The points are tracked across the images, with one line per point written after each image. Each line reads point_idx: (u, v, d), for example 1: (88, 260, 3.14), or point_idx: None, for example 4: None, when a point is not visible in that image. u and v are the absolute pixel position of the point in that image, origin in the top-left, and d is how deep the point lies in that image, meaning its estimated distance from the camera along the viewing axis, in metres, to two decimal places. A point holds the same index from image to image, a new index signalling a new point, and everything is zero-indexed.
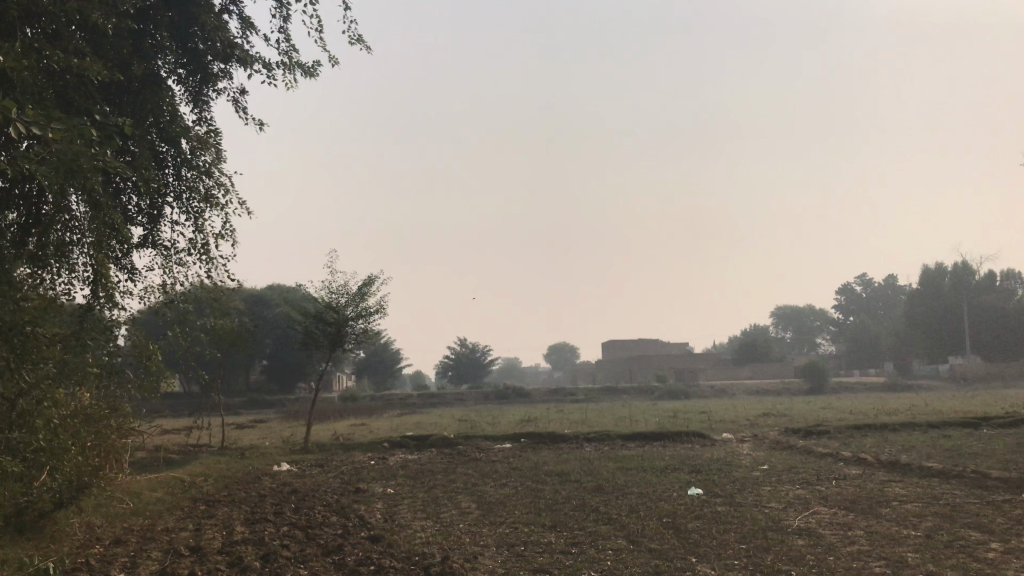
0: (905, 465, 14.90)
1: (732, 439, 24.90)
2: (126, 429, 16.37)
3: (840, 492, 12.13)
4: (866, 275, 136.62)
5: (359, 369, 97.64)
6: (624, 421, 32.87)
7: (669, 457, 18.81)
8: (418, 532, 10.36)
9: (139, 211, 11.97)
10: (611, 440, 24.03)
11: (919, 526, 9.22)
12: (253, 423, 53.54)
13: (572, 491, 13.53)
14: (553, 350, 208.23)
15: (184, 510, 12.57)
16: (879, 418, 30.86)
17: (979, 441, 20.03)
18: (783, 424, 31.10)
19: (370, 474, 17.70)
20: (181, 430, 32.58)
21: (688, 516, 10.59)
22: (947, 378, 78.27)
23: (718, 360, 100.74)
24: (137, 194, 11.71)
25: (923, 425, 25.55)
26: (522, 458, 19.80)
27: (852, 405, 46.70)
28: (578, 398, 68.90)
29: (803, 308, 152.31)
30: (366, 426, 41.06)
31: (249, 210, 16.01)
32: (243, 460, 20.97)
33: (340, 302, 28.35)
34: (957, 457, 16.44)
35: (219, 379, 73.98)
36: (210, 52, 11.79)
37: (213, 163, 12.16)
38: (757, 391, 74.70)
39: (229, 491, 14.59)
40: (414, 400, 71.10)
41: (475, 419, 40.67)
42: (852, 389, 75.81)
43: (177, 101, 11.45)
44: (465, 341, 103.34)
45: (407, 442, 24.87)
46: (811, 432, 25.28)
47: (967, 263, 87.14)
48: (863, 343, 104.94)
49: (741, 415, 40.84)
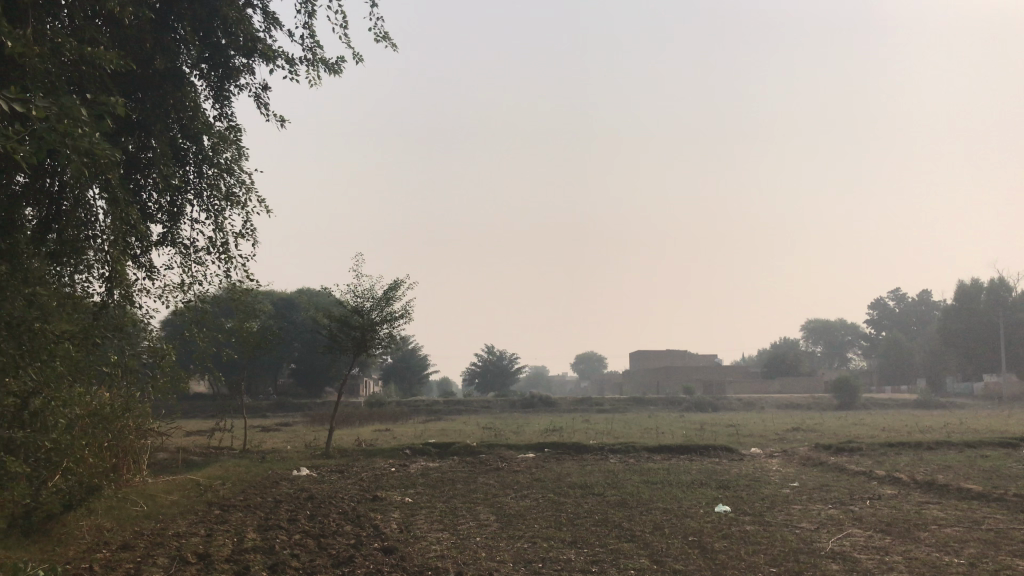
0: (942, 487, 14.34)
1: (761, 453, 24.36)
2: (145, 430, 16.24)
3: (875, 514, 11.62)
4: (899, 289, 134.62)
5: (386, 375, 97.73)
6: (650, 433, 32.39)
7: (696, 471, 18.36)
8: (432, 545, 10.03)
9: (160, 208, 11.80)
10: (636, 453, 23.59)
11: (961, 553, 8.72)
12: (278, 426, 53.64)
13: (595, 505, 13.14)
14: (580, 359, 207.35)
15: (199, 516, 12.34)
16: (913, 436, 30.12)
17: (1018, 463, 19.34)
18: (813, 440, 30.47)
19: (389, 481, 17.41)
20: (205, 431, 32.59)
21: (715, 535, 10.16)
22: (982, 396, 76.67)
23: (747, 373, 99.57)
24: (158, 191, 11.54)
25: (959, 444, 24.81)
26: (545, 468, 19.44)
27: (884, 422, 45.74)
28: (604, 408, 68.34)
29: (834, 321, 150.27)
30: (391, 431, 40.94)
31: (271, 209, 15.88)
32: (264, 464, 20.80)
33: (365, 306, 28.17)
34: (996, 479, 15.81)
35: (247, 382, 74.36)
36: (233, 47, 11.67)
37: (234, 160, 11.98)
38: (786, 405, 73.65)
39: (244, 496, 14.38)
40: (440, 407, 70.95)
41: (500, 427, 40.40)
42: (883, 405, 74.46)
43: (199, 96, 11.29)
44: (492, 349, 103.07)
45: (429, 449, 24.58)
46: (842, 448, 24.67)
47: (1004, 279, 85.48)
48: (895, 359, 103.17)
49: (770, 429, 40.15)
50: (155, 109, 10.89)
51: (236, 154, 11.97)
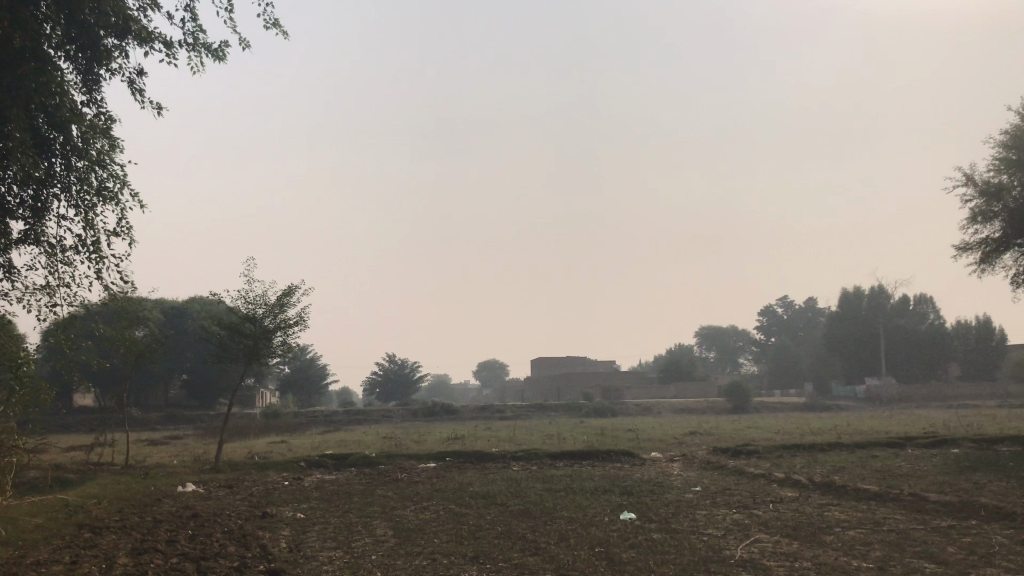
0: (840, 488, 14.45)
1: (661, 458, 24.44)
2: (6, 448, 14.90)
3: (780, 518, 11.54)
4: (788, 296, 139.70)
5: (283, 385, 95.06)
6: (552, 439, 32.20)
7: (599, 477, 18.14)
8: (324, 565, 9.35)
9: (20, 203, 10.69)
10: (538, 460, 23.28)
11: (869, 556, 8.62)
12: (166, 439, 51.22)
13: (498, 516, 12.66)
14: (482, 366, 207.20)
15: (66, 541, 11.25)
16: (805, 438, 30.86)
17: (907, 462, 19.89)
18: (710, 444, 30.85)
19: (282, 497, 16.51)
20: (83, 446, 30.64)
21: (622, 545, 9.83)
22: (864, 398, 80.07)
23: (645, 379, 101.23)
24: (18, 184, 10.46)
25: (850, 446, 25.47)
26: (446, 478, 18.87)
27: (776, 425, 47.02)
28: (505, 415, 68.12)
29: (727, 328, 154.72)
30: (286, 443, 39.54)
31: (146, 204, 14.91)
32: (146, 480, 19.52)
33: (257, 313, 27.00)
34: (890, 478, 16.09)
35: (133, 394, 70.92)
36: (103, 26, 10.80)
37: (107, 152, 10.99)
38: (683, 410, 75.11)
39: (120, 516, 13.30)
40: (338, 417, 69.31)
41: (400, 437, 39.51)
42: (774, 409, 76.86)
43: (66, 80, 10.31)
44: (393, 357, 101.65)
45: (325, 461, 23.65)
46: (739, 451, 25.00)
47: (884, 287, 89.69)
48: (785, 364, 106.82)
49: (668, 433, 40.63)
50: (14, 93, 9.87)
51: (108, 145, 11.01)
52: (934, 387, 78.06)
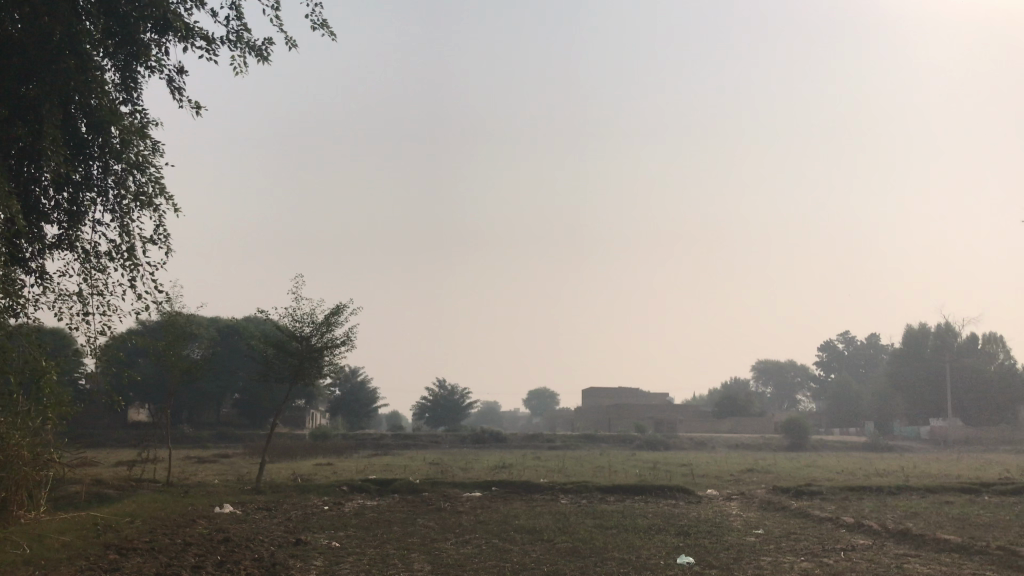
0: (918, 536, 13.26)
1: (718, 496, 23.23)
2: (41, 462, 14.60)
3: (853, 568, 10.48)
4: (848, 332, 135.98)
5: (334, 408, 95.20)
6: (603, 472, 31.09)
7: (652, 515, 17.15)
8: None
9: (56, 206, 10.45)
10: (588, 493, 22.29)
11: None
12: (215, 457, 51.24)
13: (544, 554, 11.81)
14: (533, 395, 205.79)
15: (90, 562, 10.70)
16: (871, 480, 29.24)
17: (988, 510, 18.45)
18: (769, 482, 29.43)
19: (320, 522, 15.90)
20: (129, 463, 30.53)
21: None
22: (929, 440, 76.87)
23: (699, 413, 98.98)
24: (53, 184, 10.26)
25: (921, 490, 23.92)
26: (491, 509, 18.05)
27: (837, 465, 45.01)
28: (555, 445, 66.93)
29: (784, 362, 151.01)
30: (332, 466, 39.03)
31: (182, 209, 14.72)
32: (185, 499, 19.07)
33: (304, 331, 26.63)
34: (971, 529, 14.80)
35: (186, 411, 71.55)
36: (143, 19, 10.82)
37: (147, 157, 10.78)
38: (738, 446, 72.97)
39: (150, 537, 12.77)
40: (387, 440, 68.89)
41: (447, 464, 38.73)
42: (833, 447, 74.18)
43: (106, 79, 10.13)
44: (444, 383, 101.18)
45: (368, 486, 23.01)
46: (801, 492, 23.66)
47: (950, 324, 86.61)
48: (845, 402, 103.49)
49: (724, 470, 39.11)
50: (49, 92, 9.72)
51: (147, 146, 10.82)
52: (1004, 431, 74.56)
